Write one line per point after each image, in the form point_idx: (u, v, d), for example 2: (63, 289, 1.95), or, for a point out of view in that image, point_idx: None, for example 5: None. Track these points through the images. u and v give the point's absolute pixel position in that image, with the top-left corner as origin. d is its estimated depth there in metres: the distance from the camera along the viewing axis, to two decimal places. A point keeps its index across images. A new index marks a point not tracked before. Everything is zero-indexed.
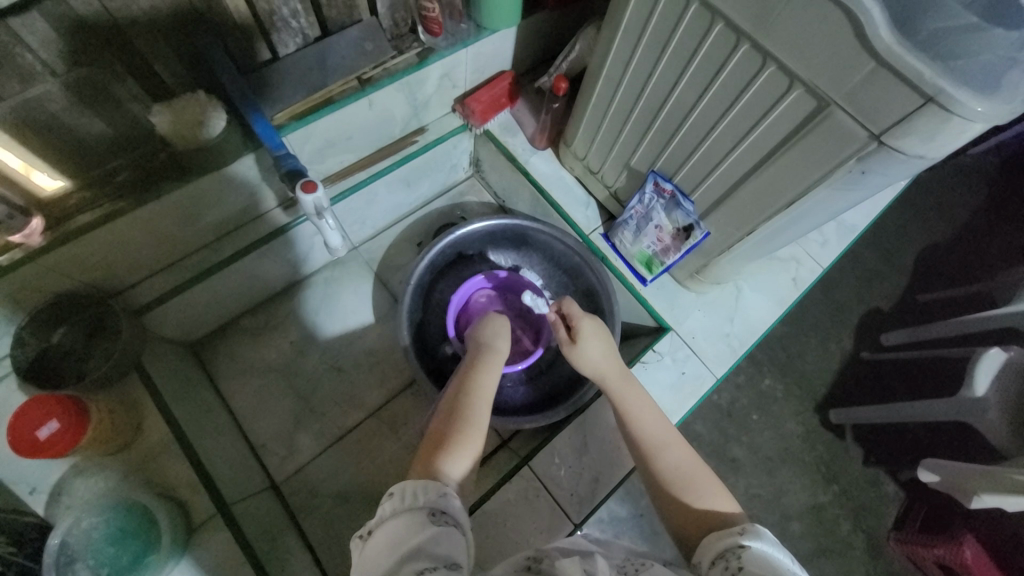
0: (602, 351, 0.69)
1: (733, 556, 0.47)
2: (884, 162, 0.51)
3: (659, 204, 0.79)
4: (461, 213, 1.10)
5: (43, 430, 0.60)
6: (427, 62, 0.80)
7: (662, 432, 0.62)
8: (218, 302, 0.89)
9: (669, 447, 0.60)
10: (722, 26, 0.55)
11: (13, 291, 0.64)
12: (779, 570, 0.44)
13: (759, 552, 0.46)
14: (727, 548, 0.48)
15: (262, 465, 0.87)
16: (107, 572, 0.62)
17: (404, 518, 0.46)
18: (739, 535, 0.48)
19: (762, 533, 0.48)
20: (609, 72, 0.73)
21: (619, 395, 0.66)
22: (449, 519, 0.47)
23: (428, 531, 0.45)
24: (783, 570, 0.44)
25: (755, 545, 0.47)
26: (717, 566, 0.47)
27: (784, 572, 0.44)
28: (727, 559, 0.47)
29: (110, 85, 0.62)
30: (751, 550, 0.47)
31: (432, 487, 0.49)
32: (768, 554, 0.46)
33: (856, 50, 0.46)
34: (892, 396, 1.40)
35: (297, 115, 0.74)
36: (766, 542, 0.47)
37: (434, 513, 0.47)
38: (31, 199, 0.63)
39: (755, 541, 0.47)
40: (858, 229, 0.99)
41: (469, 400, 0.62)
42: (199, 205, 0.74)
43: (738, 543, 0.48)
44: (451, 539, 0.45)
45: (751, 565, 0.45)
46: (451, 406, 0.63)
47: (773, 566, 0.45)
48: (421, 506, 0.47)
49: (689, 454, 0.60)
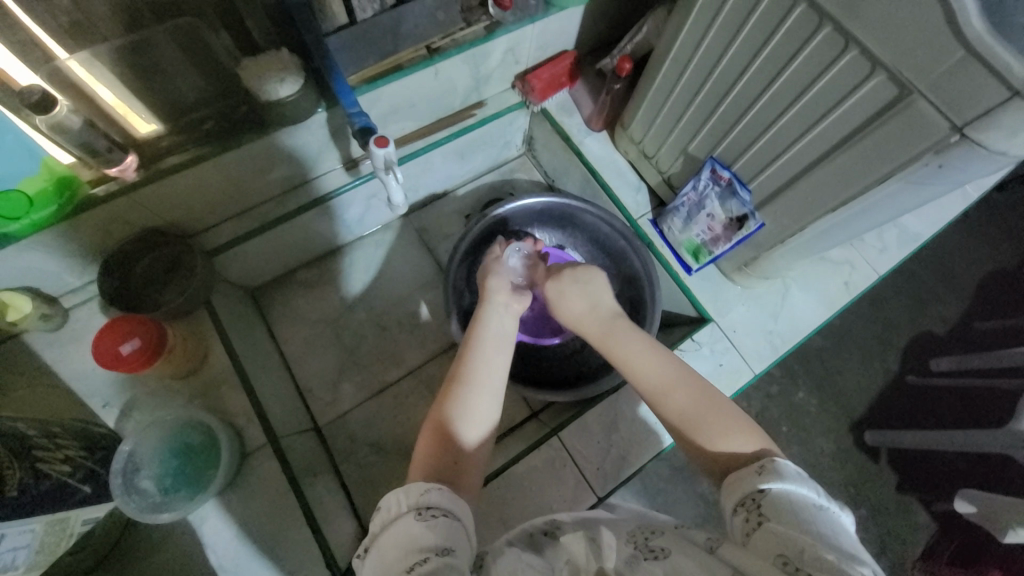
0: (592, 302, 0.69)
1: (753, 503, 0.47)
2: (965, 158, 0.49)
3: (714, 191, 0.78)
4: (510, 189, 1.14)
5: (126, 346, 0.68)
6: (495, 36, 0.81)
7: (663, 375, 0.61)
8: (278, 253, 0.94)
9: (676, 391, 0.60)
10: (804, 7, 0.54)
11: (106, 220, 0.70)
12: (801, 509, 0.45)
13: (779, 494, 0.46)
14: (747, 494, 0.48)
15: (306, 408, 0.93)
16: (168, 482, 0.69)
17: (394, 527, 0.45)
18: (758, 476, 0.48)
19: (782, 471, 0.48)
20: (676, 54, 0.72)
21: (613, 342, 0.66)
22: (438, 512, 0.46)
23: (417, 531, 0.44)
24: (805, 508, 0.45)
25: (774, 488, 0.47)
26: (738, 514, 0.47)
27: (806, 514, 0.44)
28: (748, 508, 0.47)
29: (208, 38, 0.67)
30: (770, 493, 0.47)
31: (414, 488, 0.48)
32: (789, 493, 0.46)
33: (945, 37, 0.45)
34: (936, 421, 1.34)
35: (367, 79, 0.77)
36: (785, 481, 0.47)
37: (420, 511, 0.46)
38: (128, 137, 0.68)
39: (774, 482, 0.47)
40: (921, 238, 0.95)
41: (479, 358, 0.62)
42: (270, 159, 0.78)
43: (757, 487, 0.48)
44: (443, 529, 0.44)
45: (771, 510, 0.45)
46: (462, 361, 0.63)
47: (793, 507, 0.45)
48: (407, 511, 0.46)
49: (701, 397, 0.59)
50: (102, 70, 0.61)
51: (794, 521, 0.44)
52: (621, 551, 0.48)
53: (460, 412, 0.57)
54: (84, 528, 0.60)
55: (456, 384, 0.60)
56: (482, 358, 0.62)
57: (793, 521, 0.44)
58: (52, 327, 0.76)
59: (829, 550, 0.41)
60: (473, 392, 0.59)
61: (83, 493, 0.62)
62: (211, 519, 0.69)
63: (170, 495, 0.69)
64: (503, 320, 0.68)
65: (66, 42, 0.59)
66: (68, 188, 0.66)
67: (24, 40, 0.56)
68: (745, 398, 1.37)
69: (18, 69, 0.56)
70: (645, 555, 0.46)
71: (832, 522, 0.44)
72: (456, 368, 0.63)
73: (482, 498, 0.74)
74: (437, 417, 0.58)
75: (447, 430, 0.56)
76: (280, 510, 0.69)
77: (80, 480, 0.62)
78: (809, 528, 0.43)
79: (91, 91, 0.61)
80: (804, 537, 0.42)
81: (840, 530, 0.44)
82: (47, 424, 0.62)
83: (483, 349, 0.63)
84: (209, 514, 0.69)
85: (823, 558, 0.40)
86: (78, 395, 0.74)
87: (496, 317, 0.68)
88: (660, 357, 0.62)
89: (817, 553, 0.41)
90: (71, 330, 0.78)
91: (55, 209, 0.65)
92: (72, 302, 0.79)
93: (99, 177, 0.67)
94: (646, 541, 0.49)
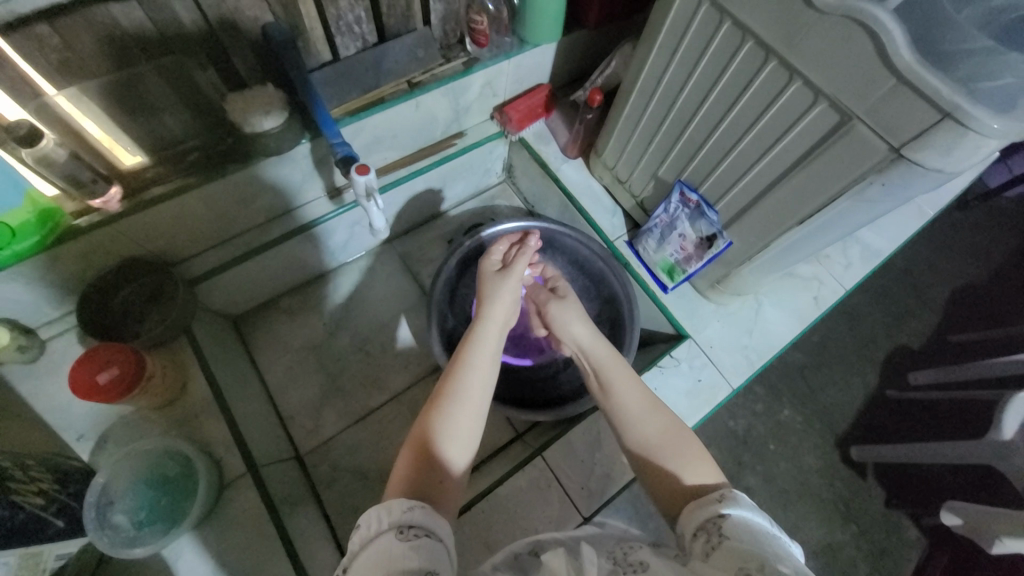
0: (581, 326, 0.73)
1: (714, 527, 0.47)
2: (904, 175, 0.53)
3: (684, 213, 0.82)
4: (491, 216, 1.17)
5: (103, 374, 0.67)
6: (472, 70, 0.86)
7: (634, 400, 0.63)
8: (262, 281, 0.95)
9: (651, 421, 0.61)
10: (751, 44, 0.59)
11: (88, 250, 0.71)
12: (757, 534, 0.45)
13: (738, 518, 0.47)
14: (706, 520, 0.49)
15: (288, 436, 0.92)
16: (143, 515, 0.68)
17: (376, 545, 0.44)
18: (719, 504, 0.49)
19: (740, 500, 0.49)
20: (642, 85, 0.77)
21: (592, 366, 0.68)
22: (419, 533, 0.45)
23: (398, 551, 0.43)
24: (762, 534, 0.45)
25: (734, 512, 0.48)
26: (698, 537, 0.48)
27: (762, 535, 0.45)
28: (708, 532, 0.47)
29: (195, 74, 0.69)
30: (729, 518, 0.47)
31: (395, 505, 0.47)
32: (747, 518, 0.47)
33: (878, 67, 0.49)
34: (917, 434, 1.36)
35: (350, 111, 0.80)
36: (743, 507, 0.48)
37: (401, 530, 0.45)
38: (113, 170, 0.70)
39: (733, 508, 0.48)
40: (884, 254, 0.99)
41: (468, 378, 0.61)
42: (253, 189, 0.80)
43: (717, 512, 0.49)
44: (424, 550, 0.44)
45: (731, 532, 0.46)
46: (450, 376, 0.62)
47: (752, 530, 0.46)
48: (388, 528, 0.45)
49: (670, 425, 0.60)
50: (89, 105, 0.63)
51: (751, 540, 0.44)
52: (602, 565, 0.48)
53: (446, 430, 0.57)
54: (56, 564, 0.58)
55: (442, 398, 0.59)
56: (473, 371, 0.62)
57: (752, 541, 0.44)
58: (29, 359, 0.76)
59: (787, 568, 0.41)
60: (460, 407, 0.58)
61: (57, 527, 0.60)
62: (186, 555, 0.67)
63: (144, 528, 0.67)
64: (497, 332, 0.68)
65: (55, 79, 0.60)
66: (51, 220, 0.66)
67: (15, 77, 0.57)
68: (731, 417, 1.38)
69: (7, 105, 0.59)
70: (624, 570, 0.47)
71: (786, 550, 0.45)
72: (444, 383, 0.61)
73: (467, 521, 0.73)
74: (421, 433, 0.57)
75: (430, 444, 0.56)
76: (258, 542, 0.68)
77: (53, 513, 0.60)
78: (766, 549, 0.43)
79: (77, 124, 0.63)
80: (761, 555, 0.42)
81: (796, 556, 0.44)
82: (20, 455, 0.62)
83: (475, 364, 0.63)
84: (185, 548, 0.67)
85: (779, 571, 0.40)
86: (52, 427, 0.73)
87: (490, 328, 0.68)
88: (634, 383, 0.64)
89: (775, 566, 0.41)
90: (47, 361, 0.77)
91: (38, 240, 0.66)
92: (50, 334, 0.79)
93: (82, 208, 0.69)
94: (625, 557, 0.49)
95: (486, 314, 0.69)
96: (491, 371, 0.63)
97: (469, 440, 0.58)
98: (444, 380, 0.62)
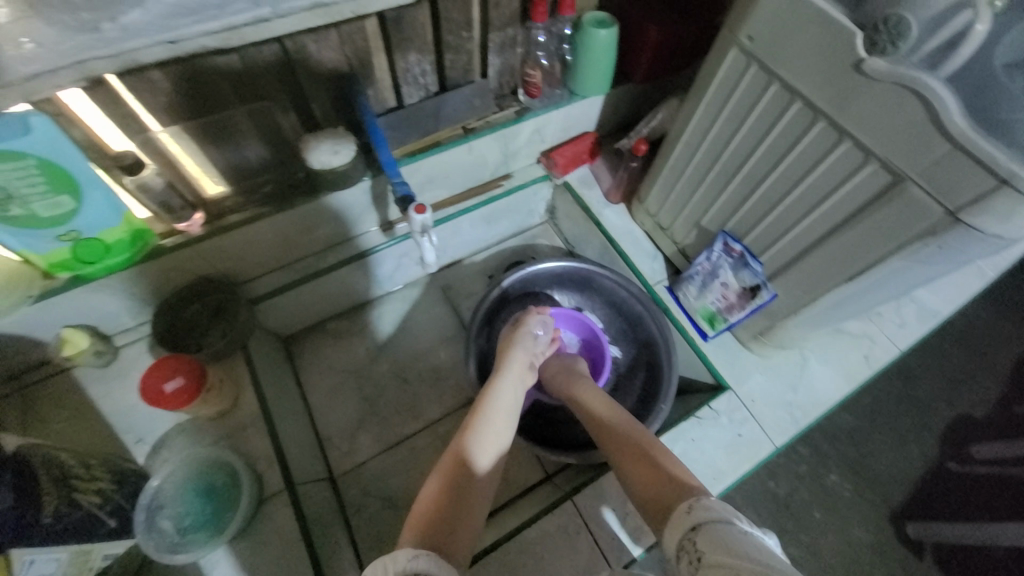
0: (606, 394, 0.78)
1: (691, 542, 0.47)
2: (962, 239, 0.52)
3: (727, 262, 0.82)
4: (532, 254, 1.20)
5: (170, 383, 0.72)
6: (523, 118, 0.92)
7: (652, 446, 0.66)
8: (315, 304, 1.01)
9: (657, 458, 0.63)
10: (800, 104, 0.61)
11: (167, 268, 0.78)
12: (729, 532, 0.46)
13: (708, 525, 0.48)
14: (685, 535, 0.49)
15: (324, 457, 0.95)
16: (189, 521, 0.71)
17: None
18: (694, 511, 0.50)
19: (708, 507, 0.50)
20: (688, 138, 0.80)
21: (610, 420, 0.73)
22: None
23: None
24: (733, 531, 0.46)
25: (703, 521, 0.48)
26: (682, 557, 0.47)
27: (734, 533, 0.45)
28: (688, 549, 0.47)
29: (278, 117, 0.77)
30: (701, 527, 0.48)
31: (401, 555, 0.48)
32: (717, 521, 0.48)
33: (932, 133, 0.50)
34: (982, 514, 1.25)
35: (409, 152, 0.88)
36: (710, 510, 0.49)
37: None
38: (198, 197, 0.79)
39: (702, 514, 0.49)
40: (942, 315, 0.95)
41: (483, 436, 0.66)
42: (318, 218, 0.87)
43: (690, 526, 0.49)
44: None
45: (706, 542, 0.46)
46: (465, 432, 0.67)
47: (724, 532, 0.46)
48: None
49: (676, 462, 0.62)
50: (187, 141, 0.72)
51: (727, 543, 0.44)
52: None
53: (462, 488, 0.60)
54: (103, 563, 0.62)
55: (459, 453, 0.64)
56: (487, 427, 0.67)
57: (728, 544, 0.44)
58: (103, 363, 0.83)
59: (758, 556, 0.41)
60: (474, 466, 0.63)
61: (109, 527, 0.64)
62: (223, 564, 0.70)
63: (189, 535, 0.70)
64: (515, 391, 0.74)
65: (160, 116, 0.68)
66: (141, 239, 0.74)
67: (125, 114, 0.65)
68: (772, 477, 1.30)
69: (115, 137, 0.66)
70: None
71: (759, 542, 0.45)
72: (460, 437, 0.66)
73: (493, 562, 0.72)
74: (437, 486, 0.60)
75: (446, 500, 0.59)
76: (289, 560, 0.70)
77: (108, 513, 0.64)
78: (740, 548, 0.43)
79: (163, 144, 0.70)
80: (737, 551, 0.43)
81: (769, 546, 0.44)
82: (84, 455, 0.67)
83: (489, 421, 0.68)
84: (222, 557, 0.70)
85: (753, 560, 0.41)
86: (115, 429, 0.79)
87: (507, 384, 0.74)
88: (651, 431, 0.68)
89: (750, 558, 0.41)
90: (118, 367, 0.84)
91: (128, 256, 0.74)
92: (124, 340, 0.86)
93: (169, 230, 0.77)
94: None
95: (505, 368, 0.77)
96: (504, 427, 0.69)
97: (480, 500, 0.62)
98: (459, 436, 0.66)
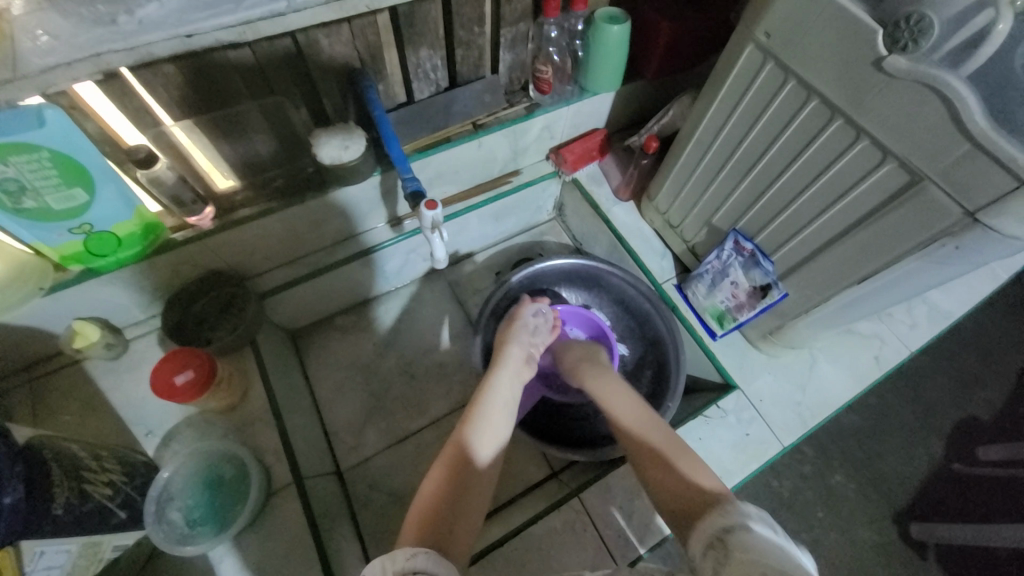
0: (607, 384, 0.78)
1: (721, 541, 0.47)
2: (979, 241, 0.51)
3: (738, 261, 0.81)
4: (539, 250, 1.20)
5: (181, 376, 0.73)
6: (534, 114, 0.91)
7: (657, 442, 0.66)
8: (323, 298, 1.02)
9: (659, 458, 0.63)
10: (817, 102, 0.60)
11: (178, 261, 0.78)
12: (768, 543, 0.45)
13: (744, 529, 0.47)
14: (715, 534, 0.48)
15: (331, 450, 0.95)
16: (198, 515, 0.71)
17: None
18: (728, 518, 0.49)
19: (749, 512, 0.49)
20: (700, 135, 0.79)
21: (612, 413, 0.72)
22: None
23: None
24: (772, 543, 0.45)
25: (742, 523, 0.47)
26: (708, 553, 0.47)
27: (772, 546, 0.44)
28: (717, 547, 0.47)
29: (289, 112, 0.77)
30: (737, 531, 0.47)
31: (400, 554, 0.48)
32: (755, 529, 0.47)
33: (952, 133, 0.49)
34: (988, 516, 1.24)
35: (419, 149, 0.87)
36: (749, 517, 0.48)
37: None
38: (209, 191, 0.78)
39: (739, 520, 0.48)
40: (953, 316, 0.94)
41: (480, 432, 0.66)
42: (328, 213, 0.86)
43: (723, 527, 0.48)
44: None
45: (741, 543, 0.46)
46: (463, 429, 0.67)
47: (763, 541, 0.45)
48: None
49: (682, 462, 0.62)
50: (199, 136, 0.72)
51: (762, 552, 0.44)
52: None
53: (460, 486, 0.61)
54: (114, 554, 0.62)
55: (456, 450, 0.64)
56: (484, 425, 0.67)
57: (762, 554, 0.44)
58: (113, 355, 0.83)
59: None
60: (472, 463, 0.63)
61: (119, 518, 0.64)
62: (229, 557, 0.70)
63: (197, 528, 0.70)
64: (511, 385, 0.75)
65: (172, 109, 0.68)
66: (152, 233, 0.74)
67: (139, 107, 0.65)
68: (776, 476, 1.29)
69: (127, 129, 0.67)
70: None
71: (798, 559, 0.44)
72: (457, 433, 0.66)
73: (500, 558, 0.72)
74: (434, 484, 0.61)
75: (444, 497, 0.59)
76: (298, 551, 0.70)
77: (119, 504, 0.64)
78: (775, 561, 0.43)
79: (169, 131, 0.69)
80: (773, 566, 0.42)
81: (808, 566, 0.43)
82: (95, 446, 0.67)
83: (486, 417, 0.68)
84: (229, 549, 0.70)
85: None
86: (125, 420, 0.79)
87: (503, 379, 0.74)
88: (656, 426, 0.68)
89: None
90: (129, 359, 0.84)
91: (140, 249, 0.74)
92: (134, 333, 0.86)
93: (180, 224, 0.77)
94: None
95: (501, 363, 0.76)
96: (501, 423, 0.69)
97: (479, 496, 0.62)
98: (457, 433, 0.67)
